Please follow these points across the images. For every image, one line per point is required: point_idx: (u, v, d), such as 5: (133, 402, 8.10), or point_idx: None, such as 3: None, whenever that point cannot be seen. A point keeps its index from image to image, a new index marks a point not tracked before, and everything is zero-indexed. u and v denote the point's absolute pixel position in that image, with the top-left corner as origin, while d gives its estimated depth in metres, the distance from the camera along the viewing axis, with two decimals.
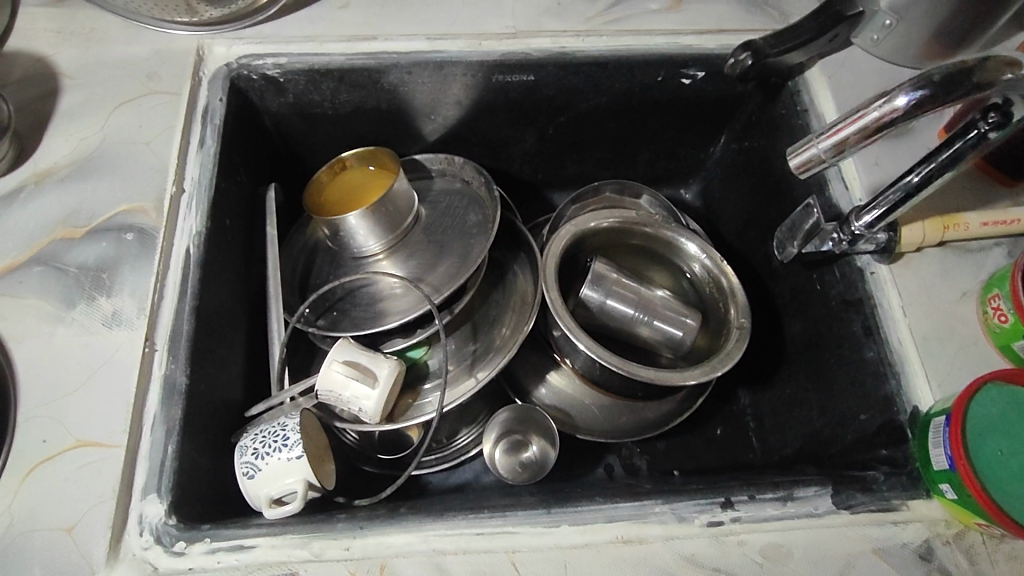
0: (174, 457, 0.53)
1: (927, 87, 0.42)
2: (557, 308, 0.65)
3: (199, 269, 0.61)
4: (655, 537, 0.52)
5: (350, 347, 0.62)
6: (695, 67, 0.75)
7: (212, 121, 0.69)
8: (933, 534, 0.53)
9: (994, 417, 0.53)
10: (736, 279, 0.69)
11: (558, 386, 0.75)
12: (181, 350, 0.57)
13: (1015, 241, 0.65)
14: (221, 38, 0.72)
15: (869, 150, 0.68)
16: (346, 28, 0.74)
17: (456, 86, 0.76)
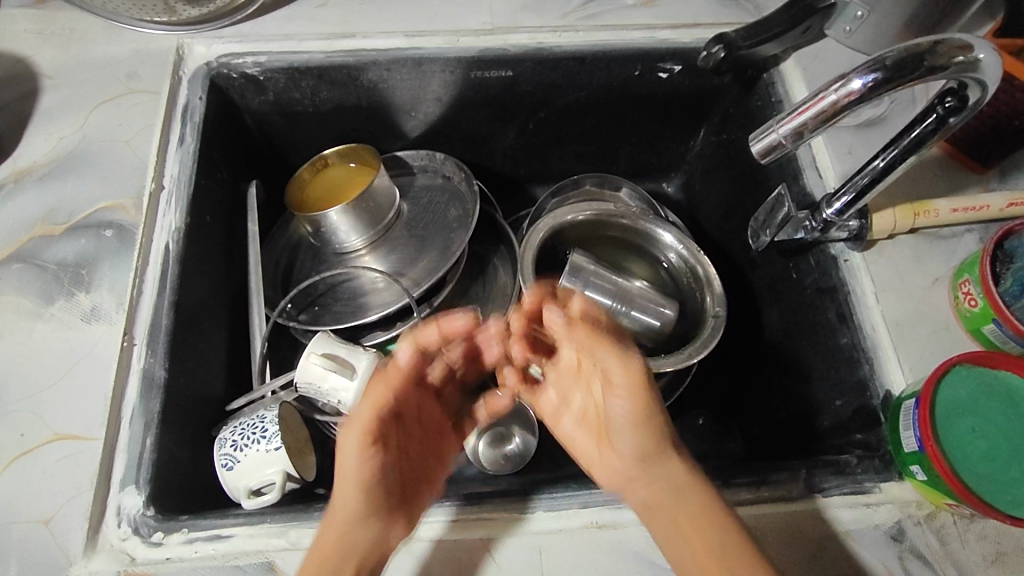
0: (152, 449, 0.53)
1: (880, 70, 0.43)
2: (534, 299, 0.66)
3: (178, 265, 0.62)
4: (629, 522, 0.53)
5: (328, 341, 0.63)
6: (672, 61, 0.76)
7: (192, 118, 0.69)
8: (904, 515, 0.54)
9: (966, 399, 0.54)
10: (712, 267, 0.70)
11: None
12: (160, 344, 0.57)
13: (987, 227, 0.66)
14: (200, 37, 0.73)
15: (842, 140, 0.69)
16: (325, 27, 0.75)
17: (435, 83, 0.77)
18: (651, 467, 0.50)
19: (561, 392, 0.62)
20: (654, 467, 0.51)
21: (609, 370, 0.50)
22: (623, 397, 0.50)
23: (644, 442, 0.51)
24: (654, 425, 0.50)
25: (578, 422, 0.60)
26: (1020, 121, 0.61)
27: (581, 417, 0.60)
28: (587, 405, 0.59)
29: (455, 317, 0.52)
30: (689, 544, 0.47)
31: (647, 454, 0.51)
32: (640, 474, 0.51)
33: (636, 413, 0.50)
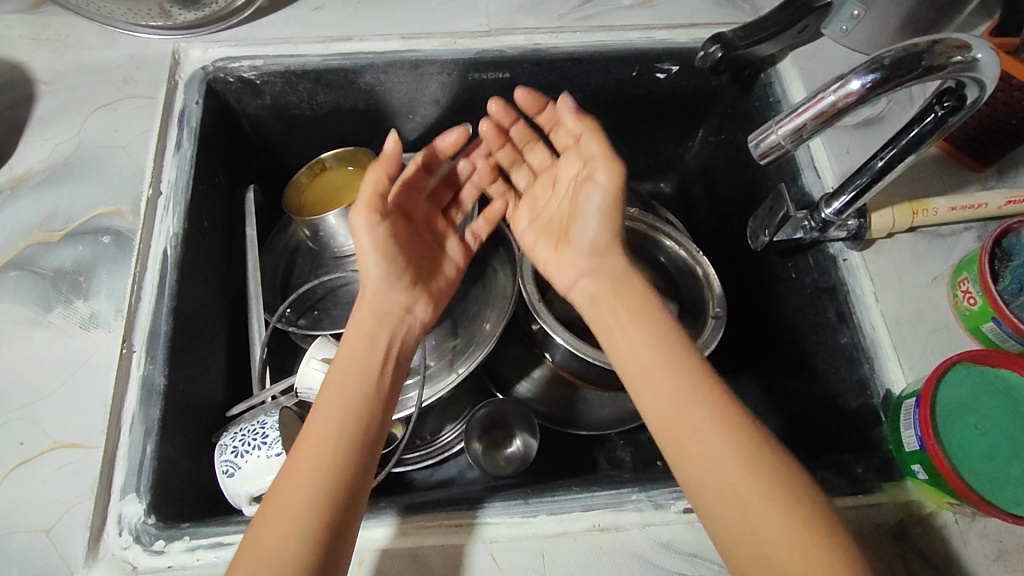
0: (152, 457, 0.53)
1: (879, 70, 0.43)
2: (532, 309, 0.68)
3: (177, 271, 0.61)
4: (631, 525, 0.53)
5: (328, 345, 0.64)
6: (669, 61, 0.76)
7: (189, 123, 0.69)
8: (906, 515, 0.54)
9: (966, 397, 0.54)
10: (711, 268, 0.71)
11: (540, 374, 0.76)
12: (159, 351, 0.57)
13: (985, 225, 0.66)
14: (196, 41, 0.73)
15: (840, 139, 0.69)
16: (322, 29, 0.75)
17: (432, 85, 0.77)
18: (603, 252, 0.63)
19: (531, 206, 0.72)
20: (606, 256, 0.63)
21: (596, 171, 0.60)
22: (601, 189, 0.60)
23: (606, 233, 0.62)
24: (615, 218, 0.62)
25: (536, 226, 0.70)
26: (1016, 119, 0.61)
27: (539, 225, 0.70)
28: (553, 213, 0.69)
29: (447, 132, 0.68)
30: (660, 388, 0.53)
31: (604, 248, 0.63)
32: (592, 266, 0.64)
33: (609, 202, 0.60)
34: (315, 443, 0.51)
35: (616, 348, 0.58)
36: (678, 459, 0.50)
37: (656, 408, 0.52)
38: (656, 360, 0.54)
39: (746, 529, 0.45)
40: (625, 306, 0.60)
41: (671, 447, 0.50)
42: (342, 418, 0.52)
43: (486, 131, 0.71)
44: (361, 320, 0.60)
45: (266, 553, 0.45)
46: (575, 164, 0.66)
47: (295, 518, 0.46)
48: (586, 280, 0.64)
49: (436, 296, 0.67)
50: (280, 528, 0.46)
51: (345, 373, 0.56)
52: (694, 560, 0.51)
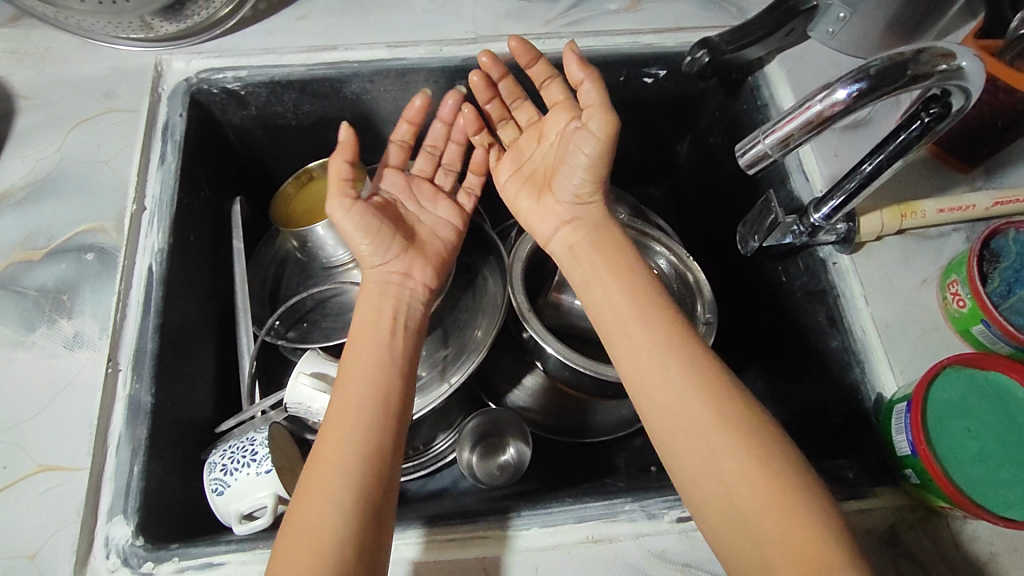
0: (140, 477, 0.53)
1: (865, 79, 0.43)
2: (520, 316, 0.67)
3: (162, 287, 0.61)
4: (624, 535, 0.52)
5: (318, 359, 0.63)
6: (656, 65, 0.76)
7: (172, 136, 0.68)
8: (899, 519, 0.54)
9: (956, 401, 0.54)
10: (702, 275, 0.71)
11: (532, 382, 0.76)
12: (146, 369, 0.57)
13: (973, 226, 0.66)
14: (179, 53, 0.72)
15: (828, 143, 0.69)
16: (307, 39, 0.74)
17: (419, 92, 0.77)
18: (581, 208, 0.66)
19: (516, 157, 0.72)
20: (587, 206, 0.66)
21: (589, 121, 0.61)
22: (592, 141, 0.62)
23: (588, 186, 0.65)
24: (602, 170, 0.64)
25: (519, 177, 0.71)
26: (1003, 120, 0.61)
27: (523, 176, 0.71)
28: (536, 165, 0.71)
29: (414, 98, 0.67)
30: (642, 353, 0.54)
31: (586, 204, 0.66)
32: (573, 216, 0.66)
33: (597, 154, 0.62)
34: (335, 418, 0.53)
35: (594, 304, 0.61)
36: (663, 418, 0.51)
37: (638, 369, 0.54)
38: (635, 318, 0.57)
39: (728, 489, 0.46)
40: (605, 260, 0.63)
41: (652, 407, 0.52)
42: (358, 391, 0.55)
43: (475, 83, 0.69)
44: (370, 300, 0.63)
45: (301, 521, 0.47)
46: (564, 116, 0.67)
47: (324, 484, 0.48)
48: (566, 229, 0.66)
49: (434, 261, 0.68)
50: (312, 497, 0.48)
51: (359, 350, 0.58)
52: (687, 570, 0.51)
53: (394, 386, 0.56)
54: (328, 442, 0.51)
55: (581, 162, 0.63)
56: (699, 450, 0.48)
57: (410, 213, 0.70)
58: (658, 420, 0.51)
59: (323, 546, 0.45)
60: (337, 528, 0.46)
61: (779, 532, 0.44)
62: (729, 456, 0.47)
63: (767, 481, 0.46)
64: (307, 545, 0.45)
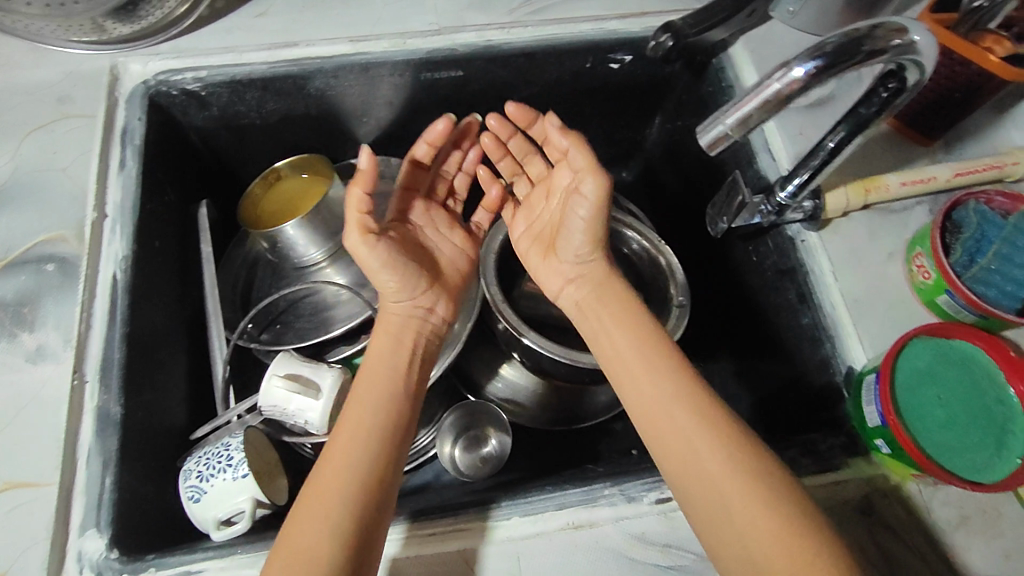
0: (112, 489, 0.52)
1: (821, 57, 0.43)
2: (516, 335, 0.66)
3: (128, 295, 0.60)
4: (605, 520, 0.53)
5: (292, 360, 0.62)
6: (622, 51, 0.76)
7: (132, 141, 0.67)
8: (872, 489, 0.55)
9: (922, 370, 0.55)
10: (673, 258, 0.70)
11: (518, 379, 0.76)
12: (114, 379, 0.56)
13: (935, 198, 0.67)
14: (135, 55, 0.70)
15: (793, 121, 0.69)
16: (267, 36, 0.73)
17: (384, 87, 0.76)
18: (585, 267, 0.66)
19: (527, 214, 0.71)
20: (591, 264, 0.66)
21: (582, 183, 0.62)
22: (586, 204, 0.62)
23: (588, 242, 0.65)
24: (600, 230, 0.63)
25: (529, 234, 0.71)
26: (960, 92, 0.62)
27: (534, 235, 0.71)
28: (544, 223, 0.70)
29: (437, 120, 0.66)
30: (643, 388, 0.55)
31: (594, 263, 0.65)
32: (578, 274, 0.66)
33: (592, 213, 0.62)
34: (340, 443, 0.53)
35: (602, 354, 0.61)
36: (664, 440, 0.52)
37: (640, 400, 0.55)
38: (640, 353, 0.57)
39: (725, 507, 0.47)
40: (610, 314, 0.62)
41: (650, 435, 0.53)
42: (367, 418, 0.55)
43: (486, 143, 0.73)
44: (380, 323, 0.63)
45: (299, 539, 0.47)
46: (566, 173, 0.66)
47: (327, 506, 0.49)
48: (572, 288, 0.67)
49: (454, 292, 0.69)
50: (312, 518, 0.48)
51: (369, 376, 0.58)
52: (668, 551, 0.52)
53: (400, 416, 0.57)
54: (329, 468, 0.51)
55: (579, 220, 0.63)
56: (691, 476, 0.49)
57: (428, 241, 0.70)
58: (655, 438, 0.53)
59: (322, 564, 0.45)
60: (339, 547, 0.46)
61: (769, 533, 0.45)
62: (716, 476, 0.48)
63: (762, 492, 0.47)
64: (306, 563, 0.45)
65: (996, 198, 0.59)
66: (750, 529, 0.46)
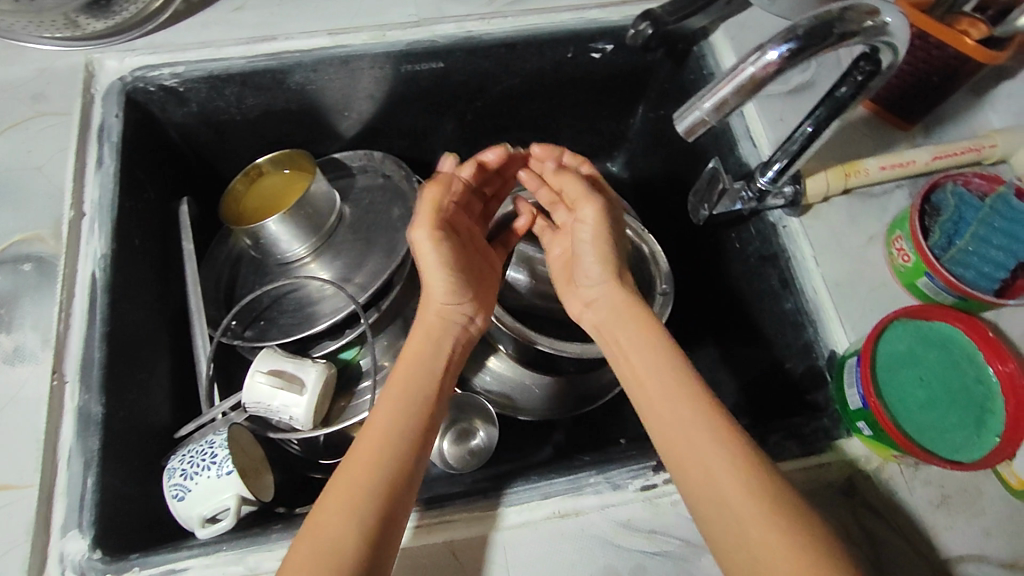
0: (94, 489, 0.51)
1: (795, 39, 0.43)
2: (526, 342, 0.67)
3: (107, 294, 0.59)
4: (590, 508, 0.53)
5: (274, 357, 0.62)
6: (603, 40, 0.75)
7: (109, 138, 0.66)
8: (855, 471, 0.56)
9: (902, 353, 0.55)
10: (657, 246, 0.70)
11: (514, 373, 0.73)
12: (94, 379, 0.55)
13: (915, 181, 0.67)
14: (110, 51, 0.69)
15: (773, 108, 0.69)
16: (244, 30, 0.72)
17: (365, 80, 0.75)
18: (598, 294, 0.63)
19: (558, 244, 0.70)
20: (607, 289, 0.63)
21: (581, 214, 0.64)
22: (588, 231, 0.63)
23: (607, 267, 0.63)
24: (608, 256, 0.63)
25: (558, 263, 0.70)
26: (938, 76, 0.62)
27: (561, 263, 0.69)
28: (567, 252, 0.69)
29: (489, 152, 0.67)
30: (665, 397, 0.53)
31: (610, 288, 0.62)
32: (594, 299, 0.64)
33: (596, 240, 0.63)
34: (374, 440, 0.52)
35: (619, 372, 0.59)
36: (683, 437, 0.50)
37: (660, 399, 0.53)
38: (669, 357, 0.56)
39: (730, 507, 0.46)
40: (625, 334, 0.60)
41: (665, 432, 0.51)
42: (406, 417, 0.54)
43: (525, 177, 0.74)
44: (420, 323, 0.63)
45: (322, 530, 0.46)
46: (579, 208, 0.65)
47: (353, 504, 0.48)
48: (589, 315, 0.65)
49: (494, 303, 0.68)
50: (335, 512, 0.47)
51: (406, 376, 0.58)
52: (653, 537, 0.52)
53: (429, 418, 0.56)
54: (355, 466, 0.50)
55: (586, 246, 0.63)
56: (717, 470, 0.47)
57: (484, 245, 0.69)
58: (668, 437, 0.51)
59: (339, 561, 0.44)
60: (359, 546, 0.45)
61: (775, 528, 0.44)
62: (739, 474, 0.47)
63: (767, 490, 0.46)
64: (326, 556, 0.45)
65: (974, 179, 0.60)
66: (758, 526, 0.44)
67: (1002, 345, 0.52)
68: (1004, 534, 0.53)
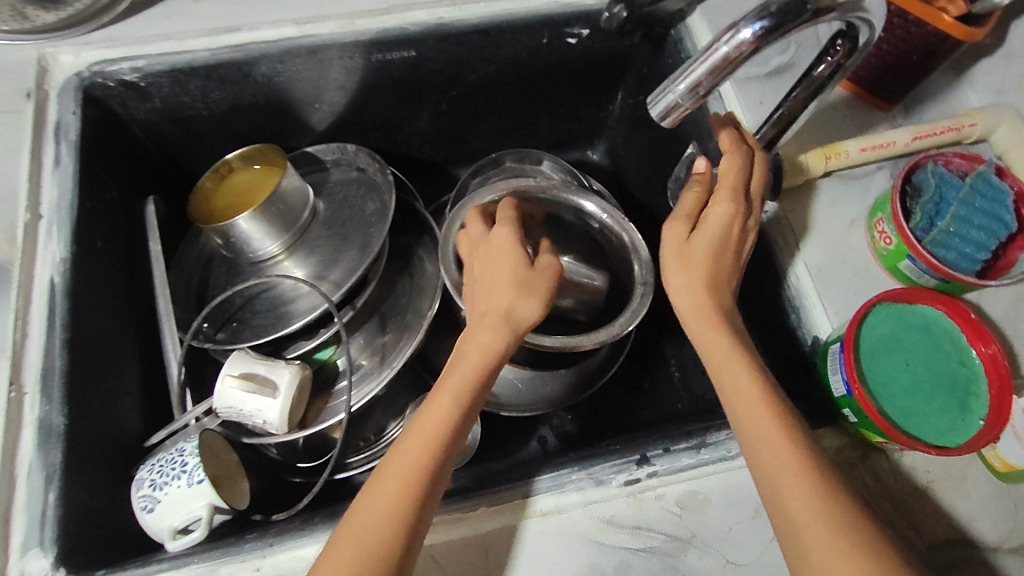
0: (56, 505, 0.50)
1: (769, 16, 0.42)
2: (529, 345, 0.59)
3: (67, 301, 0.57)
4: (572, 505, 0.52)
5: (244, 360, 0.60)
6: (579, 25, 0.73)
7: (66, 136, 0.63)
8: (840, 459, 0.55)
9: (886, 337, 0.55)
10: (637, 236, 0.67)
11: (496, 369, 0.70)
12: (55, 389, 0.53)
13: (897, 162, 0.66)
14: (65, 45, 0.66)
15: (753, 90, 0.68)
16: (206, 20, 0.69)
17: (335, 71, 0.73)
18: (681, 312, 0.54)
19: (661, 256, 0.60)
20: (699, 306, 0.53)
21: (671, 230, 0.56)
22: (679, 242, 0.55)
23: (693, 285, 0.53)
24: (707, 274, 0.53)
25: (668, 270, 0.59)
26: (917, 55, 0.61)
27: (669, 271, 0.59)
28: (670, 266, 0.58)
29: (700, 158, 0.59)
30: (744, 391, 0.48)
31: (691, 302, 0.53)
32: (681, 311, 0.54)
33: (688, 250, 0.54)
34: (423, 445, 0.48)
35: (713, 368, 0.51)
36: (765, 439, 0.46)
37: (734, 387, 0.49)
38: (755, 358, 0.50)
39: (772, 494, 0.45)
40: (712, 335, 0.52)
41: (750, 423, 0.47)
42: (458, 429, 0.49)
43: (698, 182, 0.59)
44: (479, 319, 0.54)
45: (358, 527, 0.45)
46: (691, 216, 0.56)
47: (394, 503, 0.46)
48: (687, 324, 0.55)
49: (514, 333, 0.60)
50: (372, 519, 0.45)
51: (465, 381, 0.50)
52: (637, 533, 0.51)
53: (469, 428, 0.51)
54: (397, 470, 0.47)
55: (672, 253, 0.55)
56: (788, 476, 0.44)
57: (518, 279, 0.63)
58: (750, 429, 0.47)
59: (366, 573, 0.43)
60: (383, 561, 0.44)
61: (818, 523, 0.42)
62: (804, 486, 0.44)
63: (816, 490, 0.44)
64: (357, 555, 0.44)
65: (954, 159, 0.58)
66: (813, 538, 0.42)
67: (986, 327, 0.51)
68: (988, 518, 0.52)
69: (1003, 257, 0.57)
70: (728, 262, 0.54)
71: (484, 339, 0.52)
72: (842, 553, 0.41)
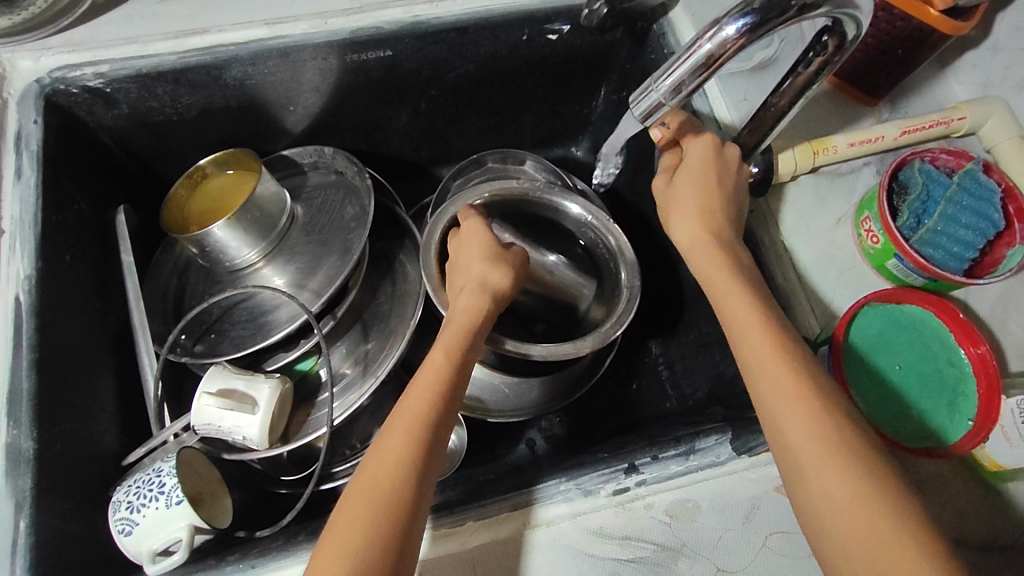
0: (27, 532, 0.49)
1: (752, 13, 0.41)
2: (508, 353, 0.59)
3: (34, 319, 0.55)
4: (561, 517, 0.51)
5: (222, 375, 0.58)
6: (559, 21, 0.72)
7: (27, 146, 0.60)
8: None
9: (875, 336, 0.54)
10: (624, 239, 0.66)
11: (481, 375, 0.68)
12: (24, 412, 0.52)
13: (882, 158, 0.65)
14: (23, 51, 0.63)
15: (739, 86, 0.67)
16: (173, 23, 0.66)
17: (309, 73, 0.70)
18: (687, 255, 0.55)
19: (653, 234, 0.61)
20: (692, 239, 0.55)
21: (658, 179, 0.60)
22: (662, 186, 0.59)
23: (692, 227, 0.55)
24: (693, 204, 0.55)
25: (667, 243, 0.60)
26: (903, 49, 0.60)
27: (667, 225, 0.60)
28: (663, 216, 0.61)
29: (652, 126, 0.62)
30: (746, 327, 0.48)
31: (694, 240, 0.54)
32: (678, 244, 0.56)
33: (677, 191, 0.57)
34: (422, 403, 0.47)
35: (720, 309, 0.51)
36: (773, 376, 0.45)
37: (739, 324, 0.48)
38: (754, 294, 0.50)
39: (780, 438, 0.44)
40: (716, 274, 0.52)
41: (752, 356, 0.47)
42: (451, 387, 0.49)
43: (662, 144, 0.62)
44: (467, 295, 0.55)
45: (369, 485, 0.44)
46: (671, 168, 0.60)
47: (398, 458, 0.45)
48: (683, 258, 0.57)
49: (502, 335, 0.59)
50: (379, 472, 0.44)
51: (455, 341, 0.52)
52: (627, 544, 0.50)
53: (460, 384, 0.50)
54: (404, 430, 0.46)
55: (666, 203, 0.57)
56: (790, 408, 0.44)
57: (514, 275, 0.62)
58: (751, 363, 0.47)
59: (377, 530, 0.41)
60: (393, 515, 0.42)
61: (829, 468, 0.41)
62: (807, 420, 0.43)
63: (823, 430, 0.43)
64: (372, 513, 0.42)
65: (941, 155, 0.58)
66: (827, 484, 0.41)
67: (975, 328, 0.51)
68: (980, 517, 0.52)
69: (989, 253, 0.57)
70: (722, 210, 0.55)
71: (466, 305, 0.55)
72: (852, 492, 0.40)
